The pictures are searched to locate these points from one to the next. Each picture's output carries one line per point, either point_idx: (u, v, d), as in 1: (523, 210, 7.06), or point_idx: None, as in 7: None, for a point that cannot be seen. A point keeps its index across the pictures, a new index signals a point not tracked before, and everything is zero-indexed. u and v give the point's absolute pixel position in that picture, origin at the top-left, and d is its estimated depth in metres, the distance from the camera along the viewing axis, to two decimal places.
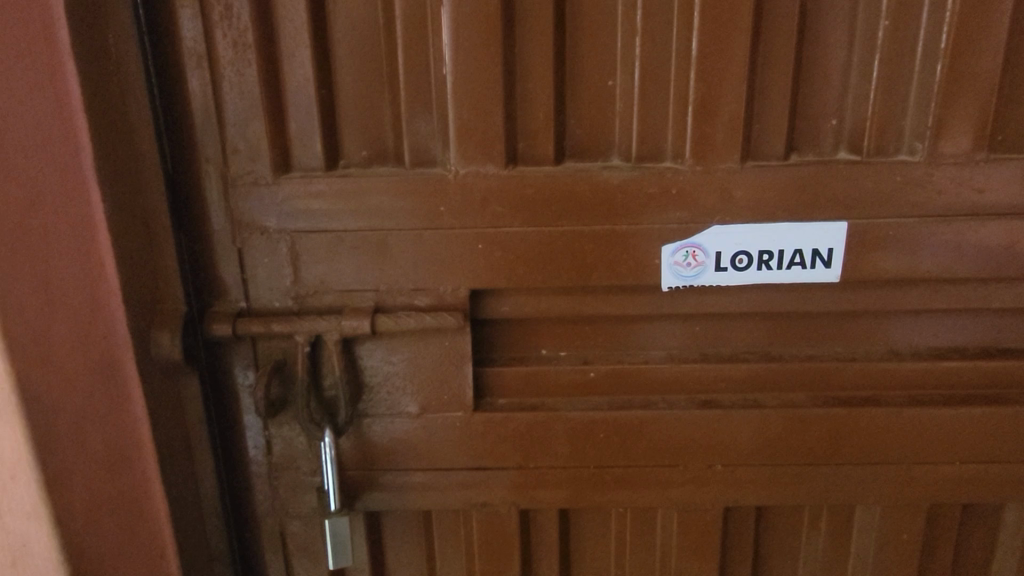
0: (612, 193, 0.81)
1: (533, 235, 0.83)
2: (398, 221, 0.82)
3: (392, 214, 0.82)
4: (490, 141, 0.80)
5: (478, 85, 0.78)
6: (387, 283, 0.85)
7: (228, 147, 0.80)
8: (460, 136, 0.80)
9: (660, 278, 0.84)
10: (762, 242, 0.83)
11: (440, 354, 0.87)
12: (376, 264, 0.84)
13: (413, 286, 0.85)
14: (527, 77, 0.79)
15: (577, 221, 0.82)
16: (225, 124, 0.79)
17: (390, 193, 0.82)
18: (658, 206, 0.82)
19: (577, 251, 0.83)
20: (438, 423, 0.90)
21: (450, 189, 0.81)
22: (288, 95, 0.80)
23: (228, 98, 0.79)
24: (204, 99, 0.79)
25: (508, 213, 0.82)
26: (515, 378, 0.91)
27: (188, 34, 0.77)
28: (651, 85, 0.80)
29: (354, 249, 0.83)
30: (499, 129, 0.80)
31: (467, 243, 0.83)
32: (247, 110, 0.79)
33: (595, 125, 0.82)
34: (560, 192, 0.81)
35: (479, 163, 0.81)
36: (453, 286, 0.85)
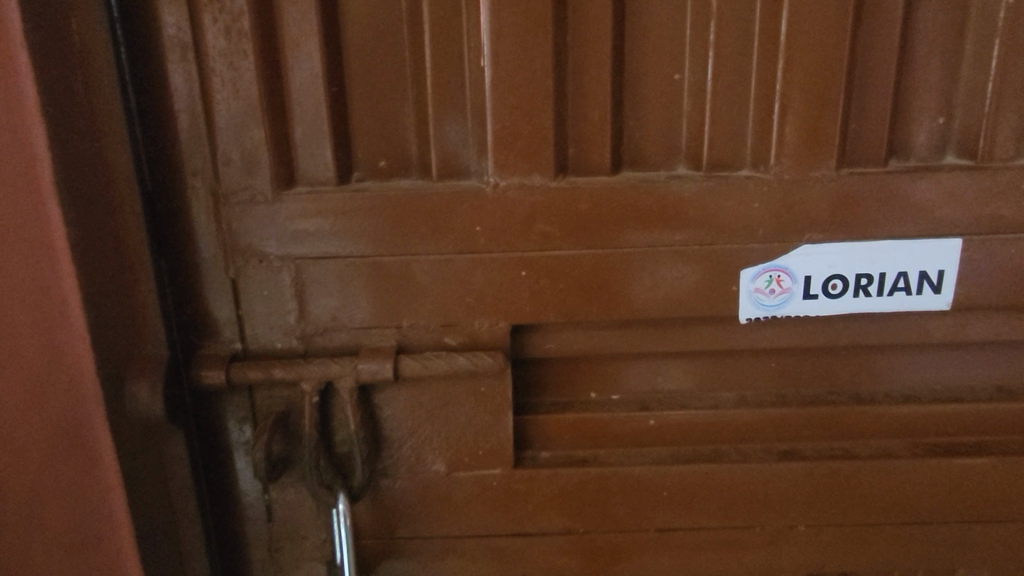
0: (680, 208, 0.68)
1: (586, 259, 0.69)
2: (425, 243, 0.69)
3: (417, 235, 0.69)
4: (536, 147, 0.67)
5: (522, 80, 0.65)
6: (411, 318, 0.71)
7: (220, 157, 0.66)
8: (500, 142, 0.67)
9: (737, 307, 0.71)
10: (860, 265, 0.70)
11: (474, 401, 0.73)
12: (398, 295, 0.70)
13: (441, 321, 0.71)
14: (580, 71, 0.66)
15: (638, 241, 0.69)
16: (215, 129, 0.66)
17: (416, 211, 0.68)
18: (735, 222, 0.69)
19: (639, 277, 0.70)
20: (468, 482, 0.75)
21: (487, 205, 0.68)
22: (292, 94, 0.66)
23: (219, 97, 0.65)
24: (190, 99, 0.65)
25: (557, 233, 0.69)
26: (562, 428, 0.77)
27: (170, 20, 0.63)
28: (727, 79, 0.67)
29: (371, 278, 0.70)
30: (547, 133, 0.66)
31: (507, 269, 0.70)
32: (242, 111, 0.65)
33: (660, 127, 0.69)
34: (618, 206, 0.68)
35: (522, 173, 0.67)
36: (490, 321, 0.71)
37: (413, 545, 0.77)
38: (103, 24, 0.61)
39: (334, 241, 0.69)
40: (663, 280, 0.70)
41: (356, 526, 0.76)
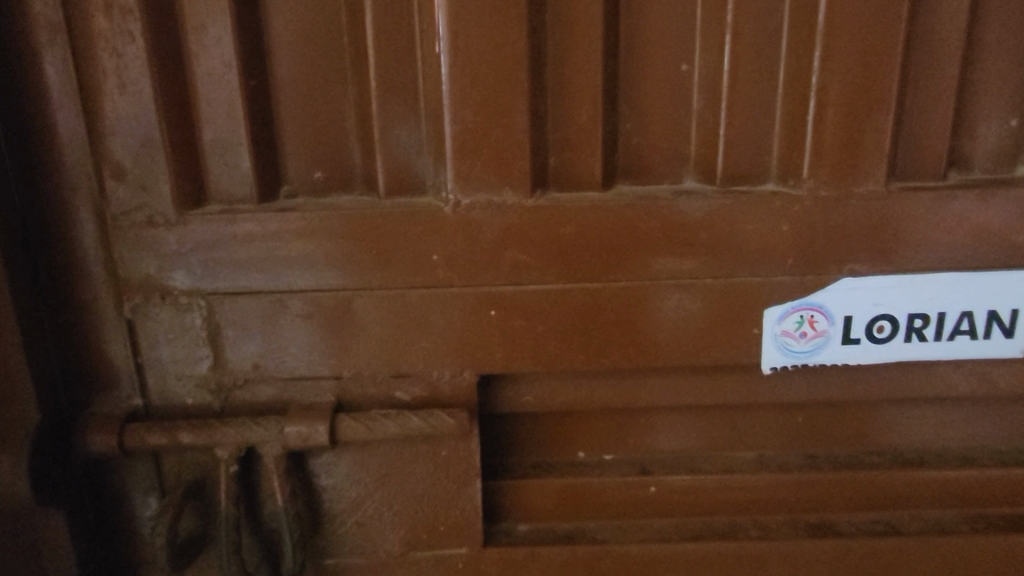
0: (690, 232, 0.54)
1: (571, 295, 0.55)
2: (369, 276, 0.55)
3: (359, 266, 0.55)
4: (507, 156, 0.53)
5: (487, 72, 0.51)
6: (353, 368, 0.57)
7: (106, 168, 0.52)
8: (460, 149, 0.53)
9: (760, 355, 0.57)
10: (914, 303, 0.56)
11: (434, 469, 0.59)
12: (336, 340, 0.56)
13: (391, 372, 0.57)
14: (562, 61, 0.52)
15: (637, 274, 0.55)
16: (98, 132, 0.52)
17: (356, 235, 0.54)
18: (760, 251, 0.54)
19: (638, 318, 0.56)
20: (427, 563, 0.62)
21: (445, 228, 0.54)
22: (198, 89, 0.52)
23: (101, 92, 0.51)
24: (66, 94, 0.51)
25: (534, 263, 0.55)
26: (542, 496, 0.63)
27: None
28: (749, 71, 0.53)
29: (302, 318, 0.56)
30: (520, 139, 0.52)
31: (473, 307, 0.56)
32: (132, 110, 0.51)
33: (662, 130, 0.56)
34: (613, 230, 0.54)
35: (490, 189, 0.53)
36: (452, 371, 0.57)
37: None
38: None
39: (254, 273, 0.55)
40: (668, 321, 0.56)
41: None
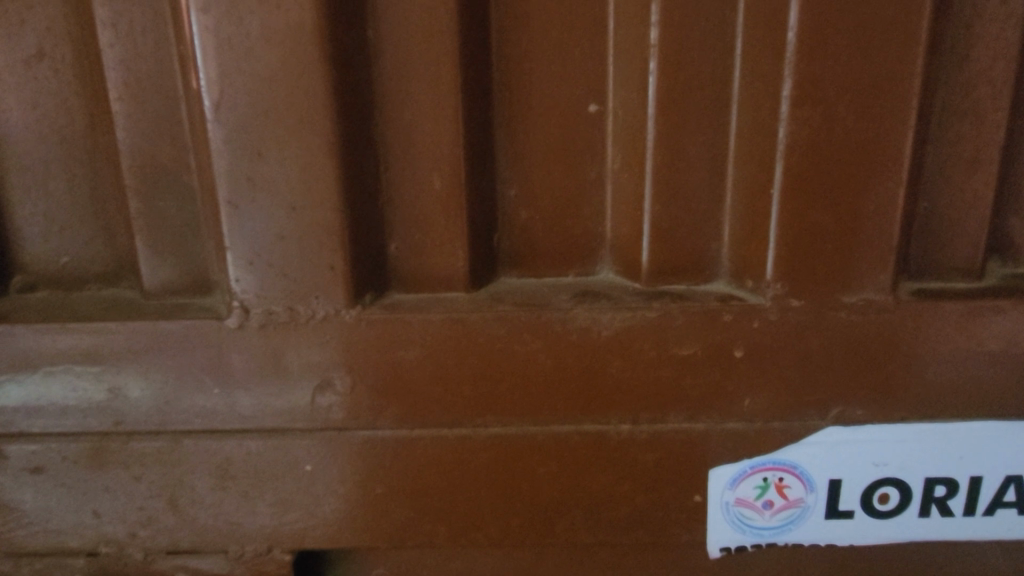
0: (594, 357, 0.36)
1: (421, 445, 0.38)
2: (122, 417, 0.37)
3: (105, 402, 0.37)
4: (312, 247, 0.35)
5: (273, 120, 0.33)
6: (112, 544, 0.39)
7: None
8: (242, 236, 0.35)
9: (705, 531, 0.39)
10: (933, 464, 0.37)
11: None
12: (83, 507, 0.39)
13: (167, 548, 0.40)
14: (397, 99, 0.34)
15: (516, 414, 0.37)
16: None
17: (97, 359, 0.36)
18: (699, 387, 0.36)
19: (524, 478, 0.38)
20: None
21: (228, 350, 0.36)
22: None
23: None
24: None
25: (360, 400, 0.37)
26: None
27: None
28: (682, 112, 0.35)
29: (29, 477, 0.38)
30: (331, 219, 0.34)
31: (279, 462, 0.38)
32: None
33: (560, 199, 0.38)
34: (476, 354, 0.36)
35: (291, 293, 0.35)
36: (256, 547, 0.39)
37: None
38: None
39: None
40: (567, 481, 0.38)
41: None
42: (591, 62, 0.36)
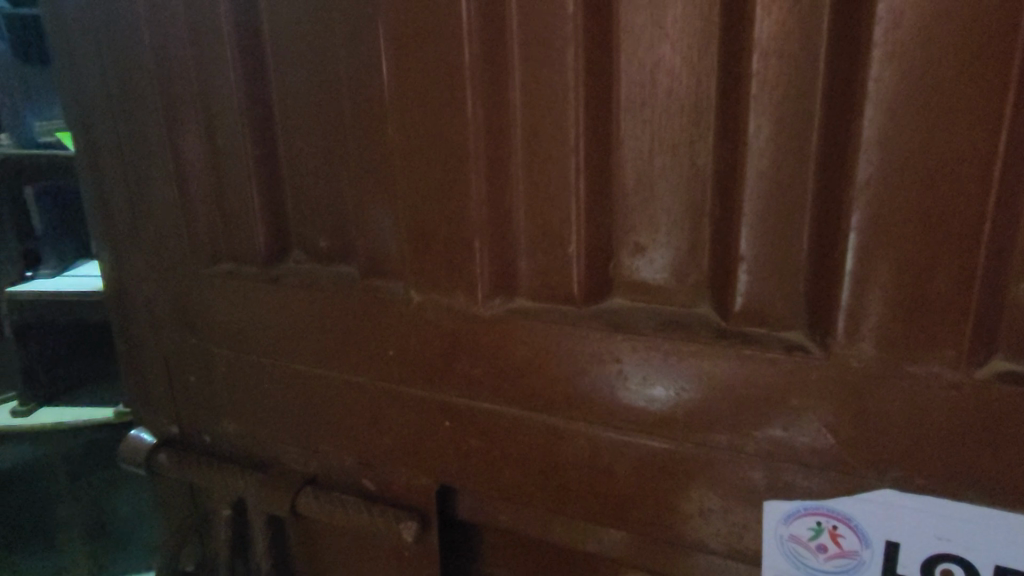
0: (660, 380, 0.42)
1: (524, 422, 0.47)
2: (333, 359, 0.53)
3: (324, 345, 0.53)
4: (459, 257, 0.46)
5: (436, 163, 0.45)
6: (328, 444, 0.56)
7: (160, 222, 0.58)
8: (416, 243, 0.47)
9: (759, 552, 0.42)
10: (1006, 554, 0.36)
11: (391, 564, 0.55)
12: (311, 415, 0.56)
13: (358, 457, 0.55)
14: (530, 146, 0.44)
15: (596, 414, 0.45)
16: (151, 193, 0.57)
17: (323, 315, 0.52)
18: (757, 420, 0.40)
19: (605, 470, 0.46)
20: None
21: (398, 324, 0.50)
22: (219, 154, 0.54)
23: (149, 154, 0.56)
24: (133, 161, 0.57)
25: (483, 378, 0.48)
26: None
27: (105, 70, 0.56)
28: (772, 169, 0.38)
29: (283, 387, 0.56)
30: (471, 240, 0.45)
31: (432, 414, 0.50)
32: (171, 175, 0.56)
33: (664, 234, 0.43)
34: (568, 361, 0.45)
35: (442, 288, 0.47)
36: (409, 474, 0.53)
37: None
38: (71, 72, 0.57)
39: (249, 336, 0.56)
40: (639, 476, 0.45)
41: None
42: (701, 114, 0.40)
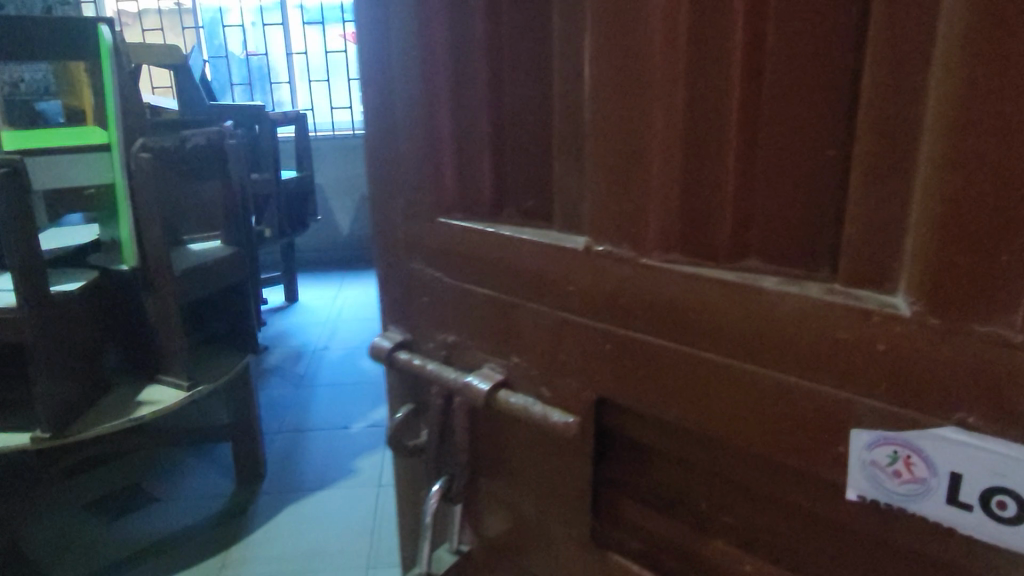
0: (766, 323, 0.45)
1: (651, 355, 0.51)
2: (510, 286, 0.60)
3: (501, 271, 0.61)
4: (610, 199, 0.52)
5: (592, 114, 0.51)
6: (502, 368, 0.63)
7: (383, 164, 0.69)
8: (584, 187, 0.53)
9: (846, 482, 0.44)
10: None
11: (553, 468, 0.63)
12: (492, 335, 0.64)
13: (520, 376, 0.62)
14: (660, 98, 0.47)
15: (709, 349, 0.48)
16: (378, 140, 0.68)
17: (500, 249, 0.60)
18: (841, 363, 0.42)
19: (715, 409, 0.49)
20: (529, 543, 0.68)
21: (560, 258, 0.56)
22: (443, 113, 0.64)
23: (376, 105, 0.67)
24: (365, 112, 0.68)
25: (620, 312, 0.52)
26: (650, 536, 0.59)
27: (350, 33, 0.67)
28: (891, 127, 0.41)
29: (472, 307, 0.65)
30: (621, 184, 0.51)
31: (586, 346, 0.56)
32: (393, 124, 0.66)
33: (795, 195, 0.46)
34: (687, 300, 0.48)
35: (596, 231, 0.53)
36: (557, 394, 0.59)
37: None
38: None
39: (451, 264, 0.65)
40: (743, 411, 0.47)
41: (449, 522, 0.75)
42: (841, 85, 0.43)
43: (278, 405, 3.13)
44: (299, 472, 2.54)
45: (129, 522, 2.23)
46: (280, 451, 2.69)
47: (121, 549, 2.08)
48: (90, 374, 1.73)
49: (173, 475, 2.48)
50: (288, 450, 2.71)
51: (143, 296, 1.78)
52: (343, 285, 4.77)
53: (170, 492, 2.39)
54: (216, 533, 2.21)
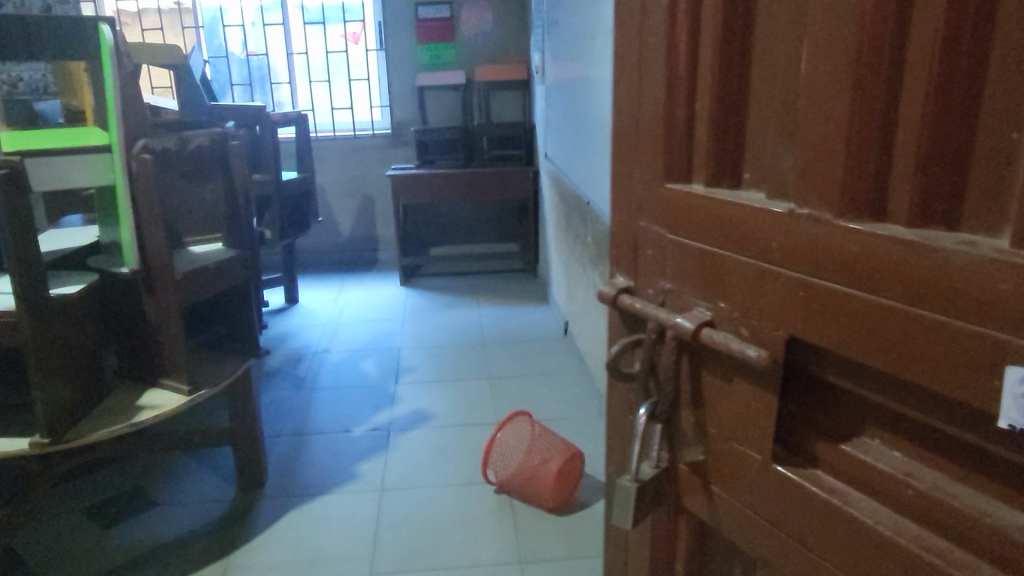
0: (946, 272, 0.58)
1: (855, 299, 0.66)
2: (737, 239, 0.79)
3: (734, 227, 0.78)
4: (830, 179, 0.68)
5: (831, 100, 0.67)
6: (710, 310, 0.84)
7: (653, 143, 0.89)
8: (812, 168, 0.70)
9: (1000, 409, 0.56)
10: None
11: (752, 391, 0.82)
12: (713, 280, 0.83)
13: (739, 314, 0.80)
14: (902, 88, 0.62)
15: (901, 294, 0.62)
16: (651, 123, 0.88)
17: (729, 218, 0.79)
18: (1004, 308, 0.54)
19: (897, 338, 0.63)
20: (718, 456, 0.88)
21: (786, 221, 0.73)
22: (700, 109, 0.82)
23: (657, 101, 0.86)
24: (644, 109, 0.89)
25: (831, 268, 0.68)
26: (831, 454, 0.78)
27: (646, 47, 0.87)
28: None
29: (701, 256, 0.83)
30: (842, 161, 0.67)
31: (787, 292, 0.74)
32: (669, 111, 0.85)
33: (973, 177, 0.60)
34: (886, 255, 0.63)
35: (816, 205, 0.70)
36: (773, 329, 0.77)
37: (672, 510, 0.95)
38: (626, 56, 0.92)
39: (685, 219, 0.84)
40: (927, 349, 0.60)
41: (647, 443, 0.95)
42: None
43: (278, 409, 3.94)
44: (300, 472, 3.31)
45: (123, 530, 2.92)
46: (283, 449, 3.53)
47: (108, 557, 2.74)
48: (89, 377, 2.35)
49: (178, 480, 3.27)
50: (292, 451, 3.50)
51: (145, 300, 2.40)
52: (342, 293, 5.73)
53: (172, 495, 3.16)
54: (216, 545, 2.81)
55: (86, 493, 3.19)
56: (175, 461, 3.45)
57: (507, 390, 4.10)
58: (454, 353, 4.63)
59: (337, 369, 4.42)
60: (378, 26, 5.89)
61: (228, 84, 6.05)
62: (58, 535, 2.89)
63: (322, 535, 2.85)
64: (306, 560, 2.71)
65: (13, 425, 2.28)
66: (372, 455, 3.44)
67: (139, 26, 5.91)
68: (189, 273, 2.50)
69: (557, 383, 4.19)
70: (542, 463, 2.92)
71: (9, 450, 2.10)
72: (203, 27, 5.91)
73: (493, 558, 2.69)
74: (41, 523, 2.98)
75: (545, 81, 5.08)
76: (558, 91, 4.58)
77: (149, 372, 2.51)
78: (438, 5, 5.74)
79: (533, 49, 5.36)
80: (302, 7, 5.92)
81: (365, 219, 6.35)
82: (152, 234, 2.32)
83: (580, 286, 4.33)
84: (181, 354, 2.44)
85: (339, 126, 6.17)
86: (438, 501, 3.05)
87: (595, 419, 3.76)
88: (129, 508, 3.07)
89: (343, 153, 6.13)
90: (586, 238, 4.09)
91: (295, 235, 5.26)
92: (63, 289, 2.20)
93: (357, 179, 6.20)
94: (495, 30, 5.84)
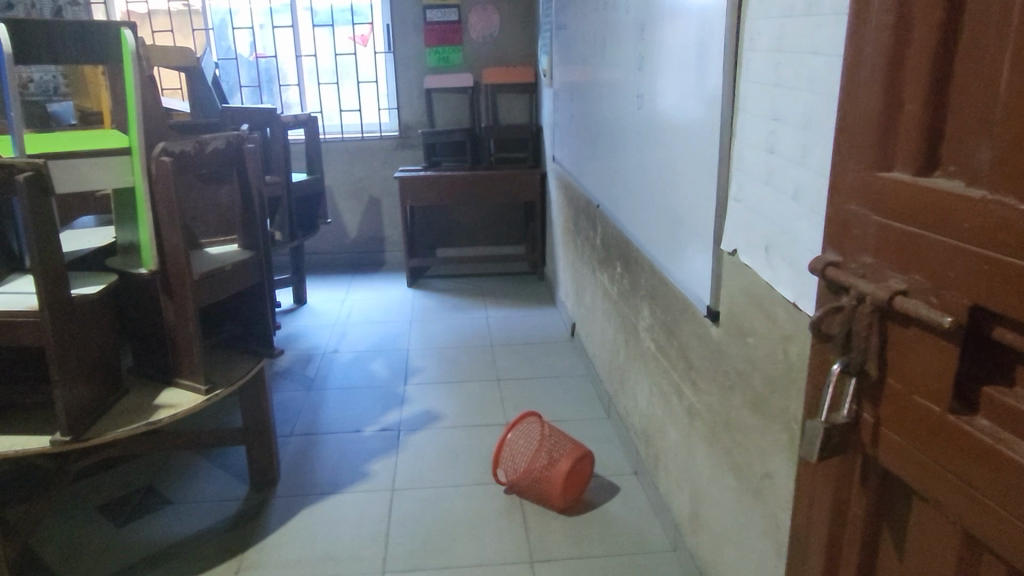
0: None
1: None
2: (930, 219, 0.91)
3: (931, 207, 0.91)
4: (1018, 169, 0.79)
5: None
6: (905, 282, 0.96)
7: (861, 135, 1.02)
8: (1006, 159, 0.81)
9: None
10: None
11: (933, 351, 0.94)
12: (907, 254, 0.95)
13: (928, 285, 0.92)
14: None
15: None
16: (862, 118, 1.01)
17: (925, 201, 0.91)
18: None
19: None
20: (897, 409, 1.02)
21: (975, 205, 0.84)
22: (903, 108, 0.95)
23: (869, 100, 0.99)
24: (858, 105, 1.02)
25: (1011, 246, 0.79)
26: (999, 411, 0.89)
27: (866, 49, 0.99)
28: None
29: (901, 234, 0.96)
30: None
31: (971, 266, 0.85)
32: (880, 108, 0.98)
33: None
34: None
35: (1003, 192, 0.81)
36: (957, 298, 0.88)
37: (853, 453, 1.12)
38: (845, 56, 1.04)
39: (891, 205, 0.97)
40: None
41: (839, 395, 1.13)
42: None
43: (290, 409, 4.03)
44: (314, 472, 3.40)
45: (136, 529, 3.00)
46: (295, 448, 3.62)
47: (122, 556, 2.83)
48: (108, 377, 2.48)
49: (190, 480, 3.35)
50: (304, 449, 3.60)
51: (161, 302, 2.53)
52: (351, 293, 5.87)
53: (187, 494, 3.24)
54: (228, 543, 2.90)
55: (100, 491, 3.26)
56: (190, 459, 3.52)
57: (516, 392, 4.19)
58: (461, 356, 4.71)
59: (346, 370, 4.52)
60: (386, 29, 5.93)
61: (237, 84, 6.01)
62: (73, 535, 2.96)
63: (336, 534, 2.95)
64: (317, 558, 2.80)
65: (34, 424, 2.41)
66: (382, 455, 3.54)
67: (149, 28, 5.86)
68: (206, 274, 2.63)
69: (563, 386, 4.28)
70: (549, 464, 3.04)
71: (34, 448, 2.26)
72: (213, 29, 5.89)
73: (503, 557, 2.79)
74: (55, 521, 3.06)
75: (552, 85, 5.15)
76: (567, 95, 4.65)
77: (163, 371, 2.65)
78: (445, 9, 5.79)
79: (542, 53, 5.43)
80: (311, 8, 5.88)
81: (371, 220, 6.41)
82: (171, 235, 2.44)
83: (589, 288, 4.42)
84: (198, 355, 2.57)
85: (346, 128, 6.20)
86: (448, 500, 3.16)
87: (599, 421, 3.86)
88: (142, 507, 3.15)
89: (350, 154, 6.18)
90: (595, 242, 4.18)
91: (304, 236, 5.31)
92: (84, 290, 2.32)
93: (364, 180, 6.25)
94: (502, 34, 5.90)
